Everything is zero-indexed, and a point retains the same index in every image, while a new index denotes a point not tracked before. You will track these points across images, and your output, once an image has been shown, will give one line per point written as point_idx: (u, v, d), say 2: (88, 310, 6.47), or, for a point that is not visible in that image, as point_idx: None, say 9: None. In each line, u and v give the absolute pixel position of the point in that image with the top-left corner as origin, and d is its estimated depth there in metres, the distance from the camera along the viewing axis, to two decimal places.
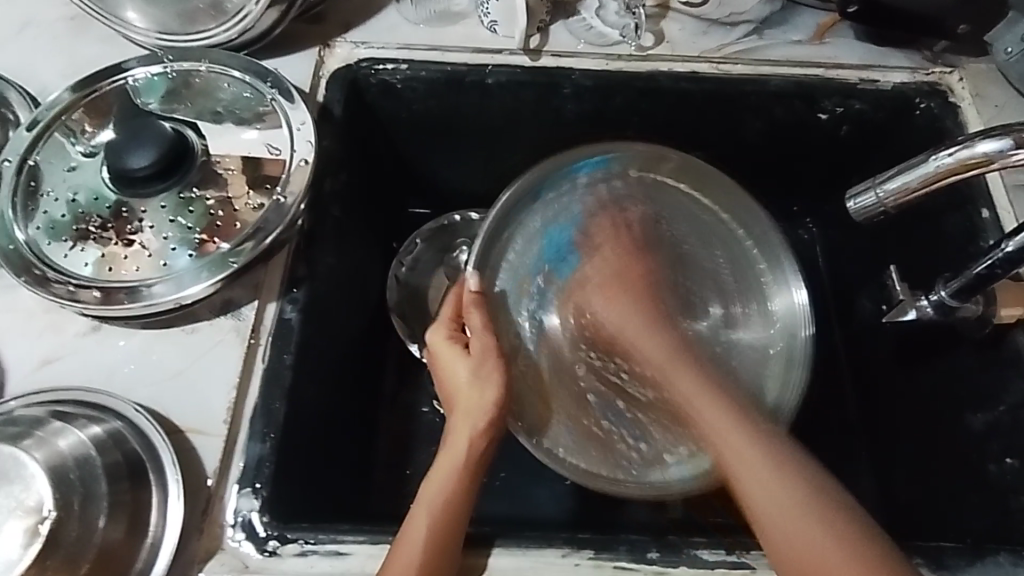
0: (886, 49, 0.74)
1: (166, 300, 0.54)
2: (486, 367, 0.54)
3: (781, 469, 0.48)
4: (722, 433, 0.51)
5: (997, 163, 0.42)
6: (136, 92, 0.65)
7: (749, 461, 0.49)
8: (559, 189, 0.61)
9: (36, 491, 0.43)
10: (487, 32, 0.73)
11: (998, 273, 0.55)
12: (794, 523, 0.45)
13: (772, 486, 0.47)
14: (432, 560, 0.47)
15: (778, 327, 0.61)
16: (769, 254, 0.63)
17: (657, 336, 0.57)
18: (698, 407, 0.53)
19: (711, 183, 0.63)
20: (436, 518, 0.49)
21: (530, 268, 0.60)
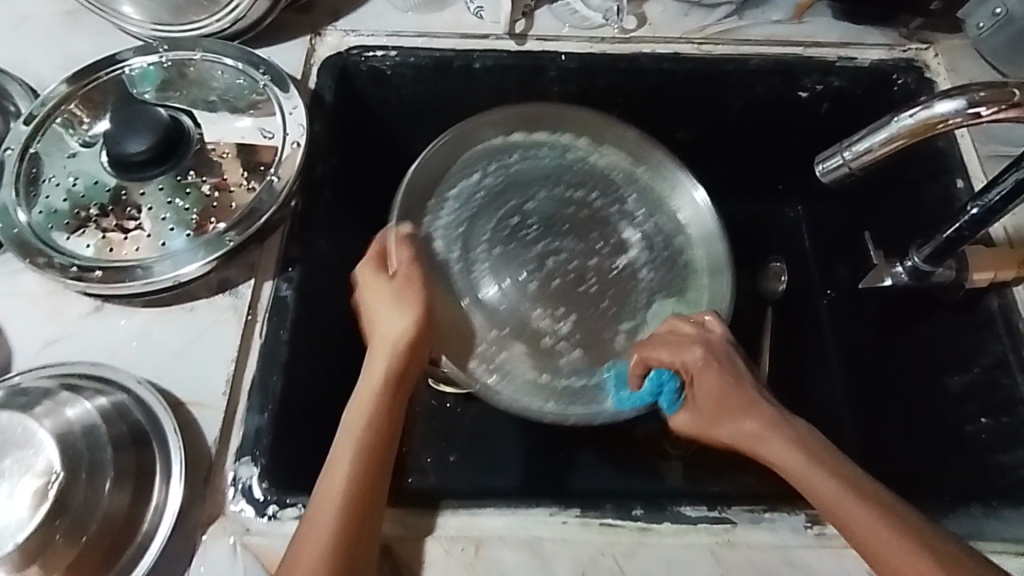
0: (864, 26, 0.75)
1: (166, 277, 0.56)
2: (394, 299, 0.57)
3: (868, 504, 0.48)
4: (836, 492, 0.49)
5: (959, 122, 0.43)
6: (132, 82, 0.67)
7: (867, 527, 0.47)
8: (466, 170, 0.70)
9: (45, 456, 0.45)
10: (473, 18, 0.75)
11: (966, 235, 0.56)
12: (899, 550, 0.46)
13: (881, 534, 0.46)
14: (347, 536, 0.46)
15: (687, 238, 0.69)
16: (660, 176, 0.71)
17: (757, 406, 0.55)
18: (795, 467, 0.51)
19: (608, 129, 0.72)
20: (351, 480, 0.48)
21: (464, 243, 0.66)
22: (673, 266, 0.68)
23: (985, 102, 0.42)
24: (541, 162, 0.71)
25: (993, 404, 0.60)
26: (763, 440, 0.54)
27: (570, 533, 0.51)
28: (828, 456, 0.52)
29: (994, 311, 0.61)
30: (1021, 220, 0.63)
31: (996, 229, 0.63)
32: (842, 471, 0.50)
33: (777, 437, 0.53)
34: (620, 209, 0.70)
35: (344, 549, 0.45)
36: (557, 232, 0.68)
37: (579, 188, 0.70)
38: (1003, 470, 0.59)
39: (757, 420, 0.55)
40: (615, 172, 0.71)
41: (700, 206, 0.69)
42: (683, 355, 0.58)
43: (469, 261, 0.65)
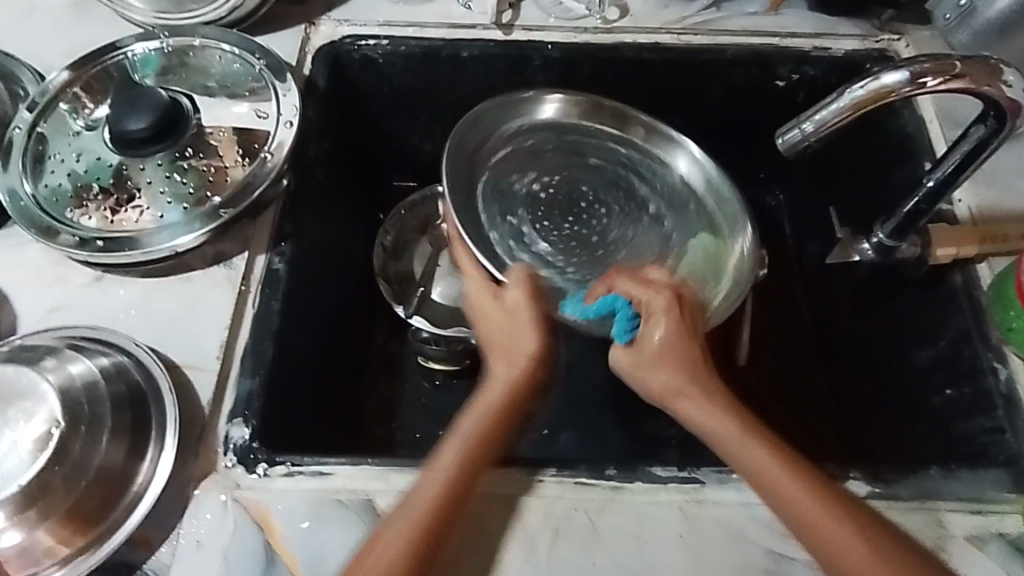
0: (837, 18, 0.78)
1: (163, 247, 0.59)
2: (523, 323, 0.59)
3: (790, 470, 0.50)
4: (767, 467, 0.51)
5: (903, 92, 0.47)
6: (134, 67, 0.70)
7: (795, 500, 0.49)
8: (497, 143, 0.74)
9: (48, 406, 0.48)
10: (462, 9, 0.79)
11: (923, 208, 0.60)
12: (826, 530, 0.48)
13: (808, 514, 0.48)
14: (423, 539, 0.48)
15: (702, 193, 0.74)
16: (662, 140, 0.75)
17: (699, 375, 0.57)
18: (729, 443, 0.53)
19: (610, 107, 0.76)
20: (449, 486, 0.50)
21: (503, 216, 0.69)
22: (698, 216, 0.73)
23: (925, 74, 0.47)
24: (561, 142, 0.76)
25: (955, 375, 0.62)
26: (687, 400, 0.56)
27: (545, 491, 0.54)
28: (759, 430, 0.53)
29: (956, 286, 0.63)
30: (983, 201, 0.66)
31: (959, 209, 0.66)
32: (769, 440, 0.52)
33: (702, 401, 0.56)
34: (632, 177, 0.75)
35: (428, 529, 0.48)
36: (585, 206, 0.72)
37: (610, 164, 0.75)
38: (963, 438, 0.61)
39: (692, 381, 0.56)
40: (630, 149, 0.76)
41: (702, 161, 0.74)
42: (648, 293, 0.60)
43: (514, 231, 0.69)
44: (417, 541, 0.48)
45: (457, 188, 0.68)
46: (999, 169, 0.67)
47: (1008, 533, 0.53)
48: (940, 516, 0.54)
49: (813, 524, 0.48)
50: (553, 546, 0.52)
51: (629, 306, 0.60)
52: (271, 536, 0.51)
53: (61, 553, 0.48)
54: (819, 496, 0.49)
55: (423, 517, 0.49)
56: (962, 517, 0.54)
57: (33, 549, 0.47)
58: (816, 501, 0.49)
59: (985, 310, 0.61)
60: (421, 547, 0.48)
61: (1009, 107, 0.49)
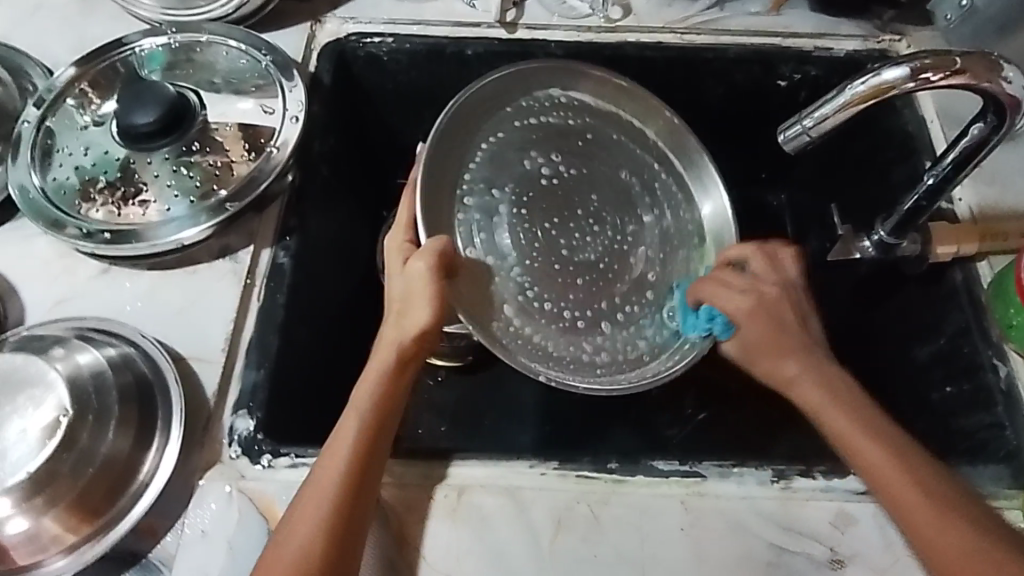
0: (839, 18, 0.79)
1: (170, 240, 0.60)
2: (415, 294, 0.54)
3: (899, 462, 0.49)
4: (874, 458, 0.50)
5: (903, 88, 0.48)
6: (141, 62, 0.71)
7: (903, 496, 0.48)
8: (504, 108, 0.67)
9: (56, 393, 0.48)
10: (466, 7, 0.79)
11: (924, 206, 0.61)
12: (931, 526, 0.47)
13: (914, 509, 0.48)
14: (341, 519, 0.47)
15: (697, 223, 0.69)
16: (684, 157, 0.71)
17: (801, 353, 0.56)
18: (845, 433, 0.52)
19: (638, 107, 0.70)
20: (353, 467, 0.49)
21: (484, 198, 0.63)
22: (685, 245, 0.69)
23: (924, 69, 0.48)
24: (568, 124, 0.69)
25: (955, 372, 0.62)
26: (795, 386, 0.55)
27: (547, 483, 0.54)
28: (867, 416, 0.52)
29: (956, 284, 0.64)
30: (983, 200, 0.66)
31: (960, 208, 0.66)
32: (881, 437, 0.51)
33: (808, 387, 0.55)
34: (632, 180, 0.70)
35: (343, 517, 0.47)
36: (571, 198, 0.67)
37: (630, 170, 0.70)
38: (963, 434, 0.61)
39: (808, 369, 0.55)
40: (662, 163, 0.71)
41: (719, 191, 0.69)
42: (729, 299, 0.58)
43: (489, 219, 0.63)
44: (332, 525, 0.47)
45: (444, 172, 0.62)
46: (999, 168, 0.68)
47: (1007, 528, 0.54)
48: None
49: (917, 518, 0.47)
50: (556, 538, 0.52)
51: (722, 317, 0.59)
52: (275, 525, 0.51)
53: (67, 541, 0.49)
54: (927, 493, 0.48)
55: (332, 498, 0.48)
56: None
57: (40, 537, 0.48)
58: (923, 495, 0.48)
59: (986, 308, 0.61)
60: (341, 534, 0.47)
61: (1008, 102, 0.50)
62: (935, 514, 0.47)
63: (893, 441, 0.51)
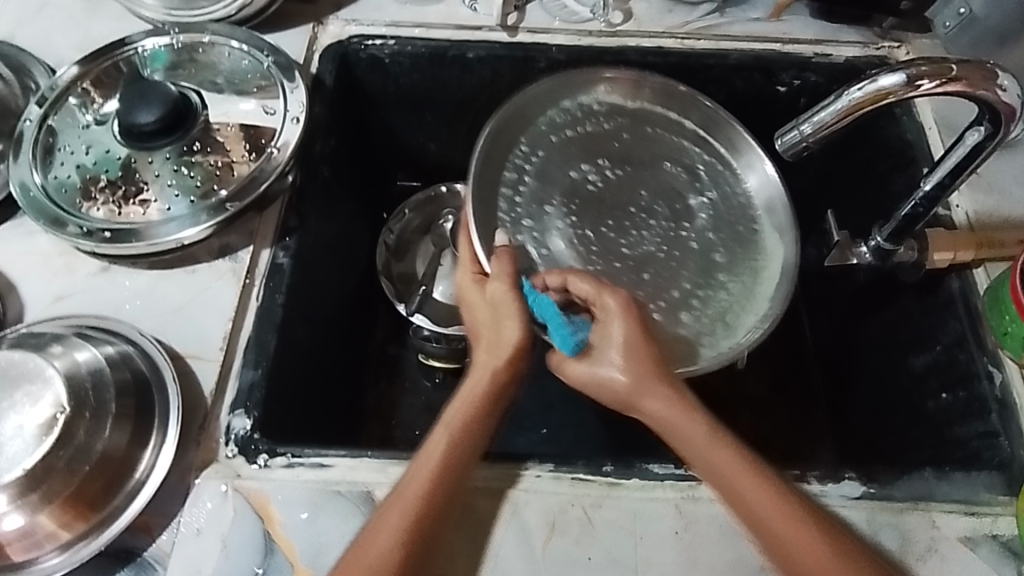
0: (839, 25, 0.79)
1: (170, 239, 0.60)
2: (503, 313, 0.55)
3: (787, 506, 0.48)
4: (758, 503, 0.49)
5: (900, 94, 0.48)
6: (144, 62, 0.71)
7: (788, 543, 0.47)
8: (549, 116, 0.72)
9: (54, 390, 0.49)
10: (468, 11, 0.80)
11: (921, 211, 0.61)
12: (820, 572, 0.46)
13: (799, 552, 0.47)
14: (411, 537, 0.48)
15: (750, 207, 0.71)
16: (728, 143, 0.73)
17: (642, 377, 0.53)
18: (694, 442, 0.51)
19: (681, 99, 0.73)
20: (433, 484, 0.49)
21: (533, 199, 0.68)
22: (740, 233, 0.69)
23: (921, 76, 0.48)
24: (619, 124, 0.73)
25: (951, 379, 0.62)
26: (643, 405, 0.53)
27: (541, 485, 0.54)
28: (728, 446, 0.51)
29: (954, 292, 0.64)
30: (980, 207, 0.66)
31: (957, 215, 0.66)
32: (760, 472, 0.50)
33: (656, 410, 0.52)
34: (688, 174, 0.72)
35: (416, 530, 0.48)
36: (626, 196, 0.70)
37: (675, 166, 0.72)
38: (958, 442, 0.61)
39: (632, 376, 0.53)
40: (705, 152, 0.73)
41: (768, 176, 0.70)
42: (602, 308, 0.55)
43: (536, 224, 0.66)
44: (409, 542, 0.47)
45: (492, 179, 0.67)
46: (996, 177, 0.68)
47: (1000, 535, 0.54)
48: (932, 517, 0.54)
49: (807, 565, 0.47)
50: (548, 541, 0.52)
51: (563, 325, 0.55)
52: (269, 524, 0.51)
53: (63, 538, 0.49)
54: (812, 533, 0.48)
55: (409, 513, 0.48)
56: (957, 518, 0.54)
57: (34, 533, 0.48)
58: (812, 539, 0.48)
59: (982, 315, 0.62)
60: (411, 549, 0.47)
61: (1005, 111, 0.50)
62: (838, 564, 0.47)
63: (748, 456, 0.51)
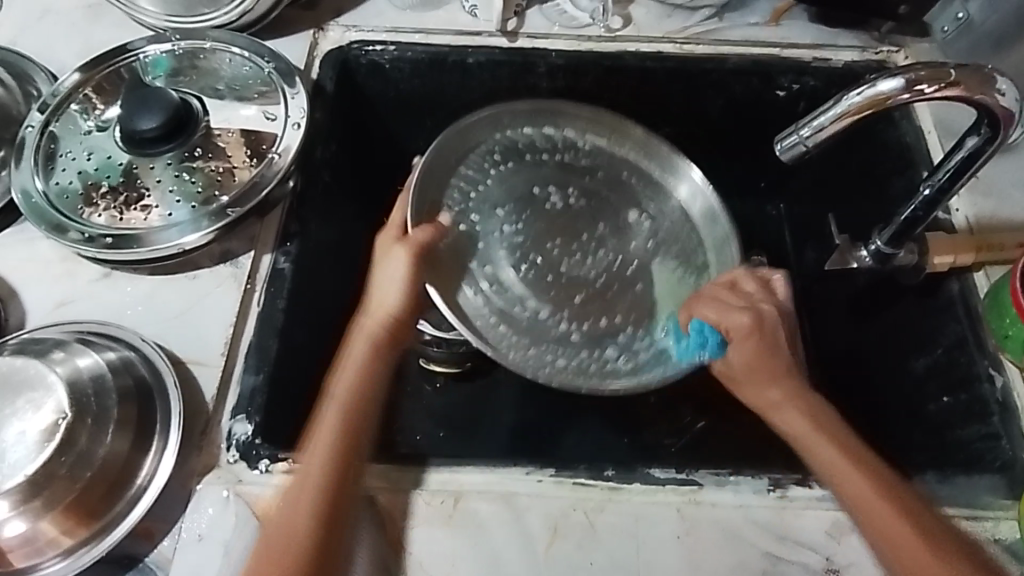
0: (837, 30, 0.80)
1: (171, 244, 0.60)
2: (388, 279, 0.57)
3: (877, 486, 0.50)
4: (854, 481, 0.51)
5: (899, 99, 0.48)
6: (145, 68, 0.71)
7: (887, 518, 0.49)
8: (491, 145, 0.72)
9: (55, 397, 0.49)
10: (468, 17, 0.80)
11: (920, 215, 0.61)
12: (904, 545, 0.48)
13: (884, 519, 0.49)
14: (315, 519, 0.48)
15: (692, 226, 0.73)
16: (662, 163, 0.75)
17: (779, 376, 0.57)
18: (813, 443, 0.54)
19: (620, 126, 0.75)
20: (330, 466, 0.50)
21: (480, 224, 0.69)
22: (685, 252, 0.72)
23: (919, 82, 0.48)
24: (559, 150, 0.75)
25: (952, 382, 0.62)
26: (778, 411, 0.56)
27: (542, 490, 0.54)
28: (842, 436, 0.54)
29: (954, 295, 0.64)
30: (980, 211, 0.66)
31: (957, 218, 0.67)
32: (853, 451, 0.53)
33: (788, 407, 0.56)
34: (629, 199, 0.75)
35: (317, 517, 0.48)
36: (576, 227, 0.73)
37: (616, 193, 0.75)
38: (960, 445, 0.61)
39: (784, 391, 0.56)
40: (636, 172, 0.75)
41: (700, 188, 0.73)
42: (728, 316, 0.58)
43: (482, 247, 0.68)
44: (313, 522, 0.48)
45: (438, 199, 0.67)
46: (996, 180, 0.68)
47: (1002, 539, 0.54)
48: None
49: (891, 536, 0.48)
50: (550, 545, 0.52)
51: (715, 332, 0.59)
52: None
53: (64, 545, 0.49)
54: (895, 508, 0.49)
55: (316, 500, 0.49)
56: (959, 522, 0.54)
57: (36, 540, 0.48)
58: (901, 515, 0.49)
59: (982, 318, 0.62)
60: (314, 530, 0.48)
61: (1003, 115, 0.50)
62: (904, 531, 0.48)
63: (852, 451, 0.53)
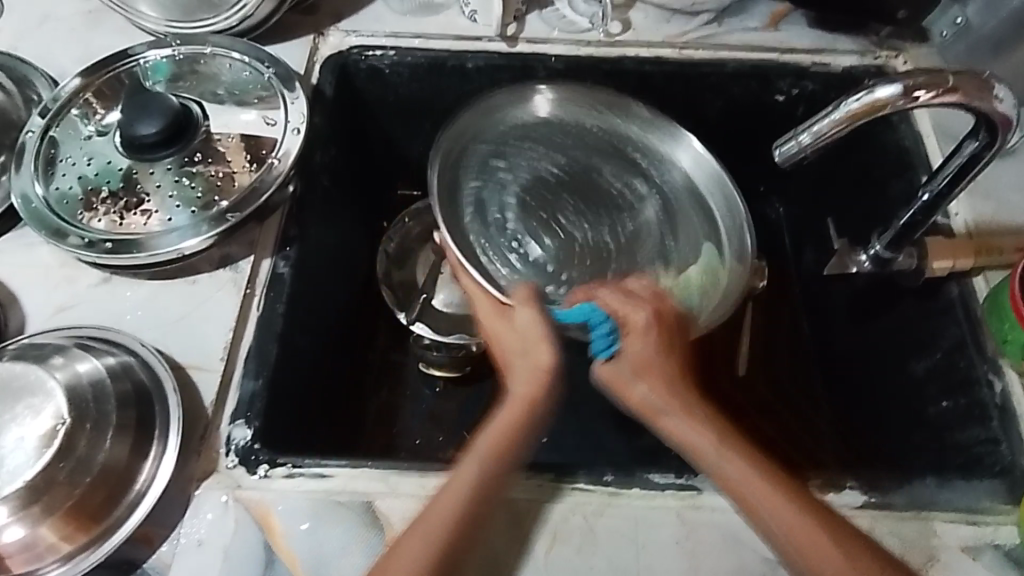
0: (836, 34, 0.80)
1: (170, 249, 0.60)
2: (520, 332, 0.59)
3: (793, 497, 0.49)
4: (755, 485, 0.50)
5: (896, 105, 0.49)
6: (145, 74, 0.72)
7: (791, 520, 0.48)
8: (497, 141, 0.74)
9: (55, 402, 0.49)
10: (468, 21, 0.80)
11: (919, 220, 0.61)
12: (811, 545, 0.47)
13: (798, 525, 0.48)
14: (455, 539, 0.48)
15: (699, 189, 0.73)
16: (658, 131, 0.75)
17: (678, 380, 0.56)
18: (716, 454, 0.52)
19: (618, 102, 0.75)
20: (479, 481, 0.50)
21: (499, 218, 0.70)
22: (694, 214, 0.72)
23: (917, 87, 0.48)
24: (566, 130, 0.76)
25: (952, 386, 0.62)
26: (668, 418, 0.55)
27: (541, 495, 0.54)
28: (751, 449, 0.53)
29: (953, 299, 0.64)
30: (979, 215, 0.67)
31: (956, 222, 0.67)
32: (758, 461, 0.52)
33: (692, 420, 0.54)
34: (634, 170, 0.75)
35: (457, 530, 0.48)
36: (598, 204, 0.74)
37: (624, 165, 0.75)
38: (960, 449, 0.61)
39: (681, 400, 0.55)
40: (640, 148, 0.75)
41: (702, 156, 0.73)
42: (627, 310, 0.58)
43: (509, 235, 0.70)
44: (443, 542, 0.47)
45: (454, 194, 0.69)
46: (994, 184, 0.68)
47: (1003, 544, 0.53)
48: (933, 525, 0.54)
49: (807, 544, 0.47)
50: (550, 550, 0.52)
51: (607, 320, 0.58)
52: (271, 536, 0.51)
53: (63, 550, 0.49)
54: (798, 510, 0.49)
55: (443, 523, 0.48)
56: (959, 527, 0.54)
57: (35, 545, 0.48)
58: (804, 517, 0.48)
59: (981, 322, 0.61)
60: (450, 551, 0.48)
61: (1002, 121, 0.51)
62: (823, 535, 0.48)
63: (764, 460, 0.52)
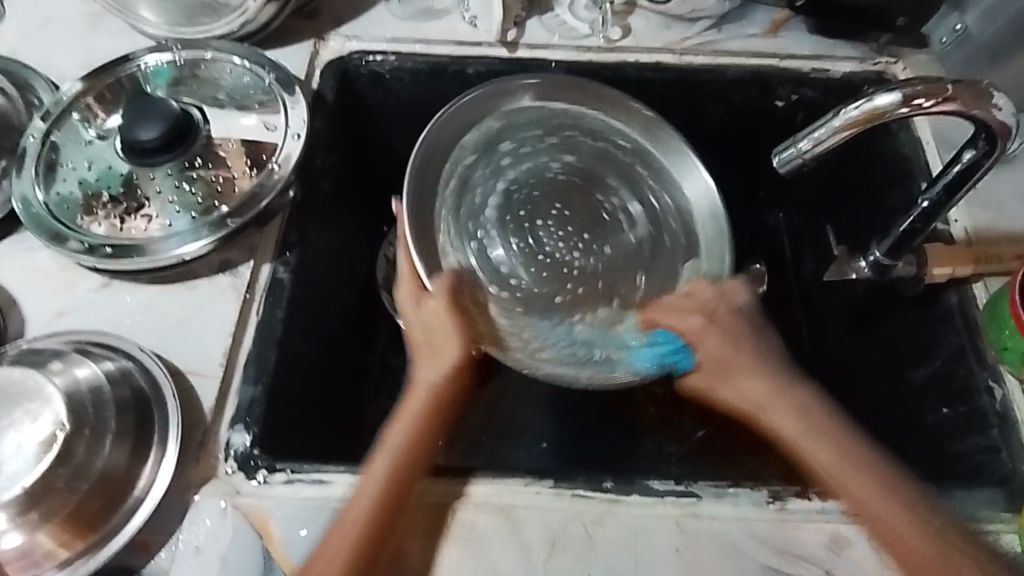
0: (836, 40, 0.80)
1: (171, 254, 0.60)
2: (439, 331, 0.59)
3: (873, 477, 0.50)
4: (838, 469, 0.51)
5: (896, 114, 0.49)
6: (146, 79, 0.71)
7: (871, 499, 0.49)
8: (491, 130, 0.72)
9: (54, 409, 0.49)
10: (468, 27, 0.80)
11: (918, 227, 0.61)
12: (900, 524, 0.48)
13: (881, 510, 0.49)
14: (373, 537, 0.49)
15: (687, 210, 0.73)
16: (656, 139, 0.74)
17: (756, 369, 0.57)
18: (800, 438, 0.54)
19: (620, 107, 0.74)
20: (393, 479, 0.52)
21: (476, 212, 0.70)
22: (675, 230, 0.72)
23: (916, 96, 0.48)
24: (557, 128, 0.75)
25: (952, 393, 0.62)
26: (768, 410, 0.56)
27: (541, 502, 0.54)
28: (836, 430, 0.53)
29: (953, 306, 0.64)
30: (978, 222, 0.67)
31: (956, 229, 0.67)
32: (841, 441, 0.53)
33: (776, 407, 0.56)
34: (621, 175, 0.75)
35: (370, 533, 0.49)
36: (576, 204, 0.73)
37: (613, 169, 0.75)
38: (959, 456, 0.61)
39: (766, 387, 0.56)
40: (639, 156, 0.75)
41: (699, 174, 0.73)
42: (687, 322, 0.61)
43: (482, 233, 0.69)
44: (367, 537, 0.49)
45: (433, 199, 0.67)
46: (995, 192, 0.68)
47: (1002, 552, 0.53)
48: None
49: (887, 519, 0.49)
50: (549, 557, 0.52)
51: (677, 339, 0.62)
52: (269, 542, 0.51)
53: (61, 556, 0.49)
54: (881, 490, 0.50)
55: (364, 519, 0.50)
56: None
57: (33, 551, 0.48)
58: (889, 497, 0.49)
59: (981, 329, 0.61)
60: (375, 548, 0.50)
61: (1000, 129, 0.51)
62: (898, 512, 0.49)
63: (845, 441, 0.53)
